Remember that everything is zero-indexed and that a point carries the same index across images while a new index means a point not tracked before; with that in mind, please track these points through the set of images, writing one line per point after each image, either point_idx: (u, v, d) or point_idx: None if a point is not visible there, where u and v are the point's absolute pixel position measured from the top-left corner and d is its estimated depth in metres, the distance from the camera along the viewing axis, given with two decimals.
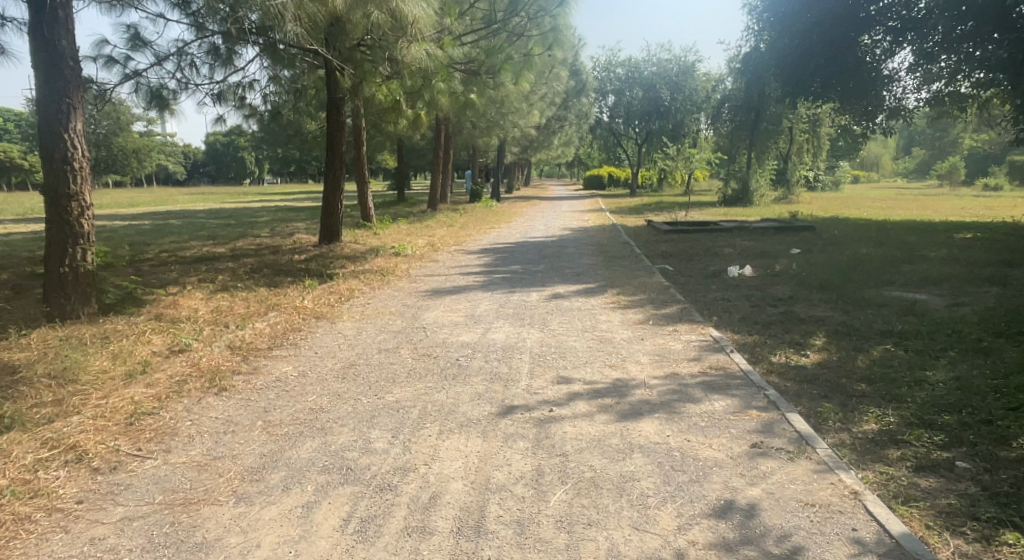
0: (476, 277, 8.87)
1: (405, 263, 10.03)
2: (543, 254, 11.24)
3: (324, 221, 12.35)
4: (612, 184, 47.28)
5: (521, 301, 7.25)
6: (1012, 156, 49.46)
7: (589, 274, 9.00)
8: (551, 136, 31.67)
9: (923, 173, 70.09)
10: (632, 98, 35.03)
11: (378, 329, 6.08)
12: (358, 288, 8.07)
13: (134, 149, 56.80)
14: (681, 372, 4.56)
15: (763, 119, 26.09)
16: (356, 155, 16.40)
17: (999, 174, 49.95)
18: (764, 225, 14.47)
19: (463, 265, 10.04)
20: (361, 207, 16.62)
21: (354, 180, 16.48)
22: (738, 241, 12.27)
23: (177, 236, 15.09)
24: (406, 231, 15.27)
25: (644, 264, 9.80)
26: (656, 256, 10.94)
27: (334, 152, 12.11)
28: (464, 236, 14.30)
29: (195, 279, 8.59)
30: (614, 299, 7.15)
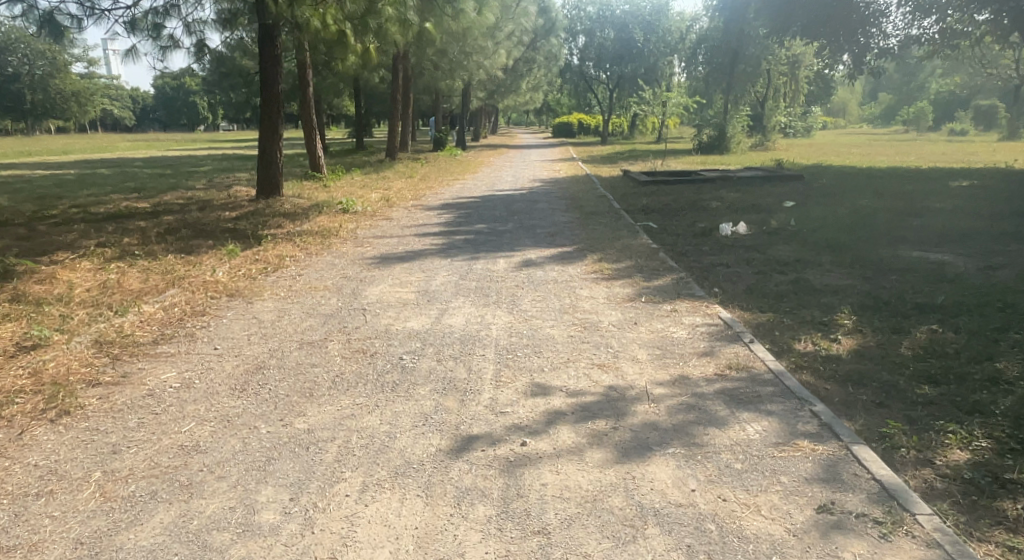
0: (434, 239, 7.65)
1: (353, 222, 8.72)
2: (512, 211, 10.01)
3: (262, 172, 10.84)
4: (582, 132, 45.68)
5: (486, 270, 6.09)
6: (980, 102, 49.41)
7: (565, 234, 7.84)
8: (519, 79, 29.89)
9: (890, 120, 70.19)
10: (604, 39, 33.26)
11: (306, 310, 4.82)
12: (292, 253, 6.71)
13: (73, 92, 53.00)
14: (693, 375, 3.47)
15: (740, 62, 24.65)
16: (302, 97, 14.65)
17: (966, 119, 49.98)
18: (750, 175, 13.43)
19: (421, 224, 8.77)
20: (311, 157, 14.98)
21: (301, 126, 14.79)
22: (725, 193, 11.18)
23: (99, 189, 13.32)
24: (360, 183, 13.78)
25: (626, 222, 8.65)
26: (638, 212, 9.80)
27: (269, 92, 10.48)
28: (424, 189, 12.94)
29: (94, 242, 7.14)
30: (597, 268, 6.02)
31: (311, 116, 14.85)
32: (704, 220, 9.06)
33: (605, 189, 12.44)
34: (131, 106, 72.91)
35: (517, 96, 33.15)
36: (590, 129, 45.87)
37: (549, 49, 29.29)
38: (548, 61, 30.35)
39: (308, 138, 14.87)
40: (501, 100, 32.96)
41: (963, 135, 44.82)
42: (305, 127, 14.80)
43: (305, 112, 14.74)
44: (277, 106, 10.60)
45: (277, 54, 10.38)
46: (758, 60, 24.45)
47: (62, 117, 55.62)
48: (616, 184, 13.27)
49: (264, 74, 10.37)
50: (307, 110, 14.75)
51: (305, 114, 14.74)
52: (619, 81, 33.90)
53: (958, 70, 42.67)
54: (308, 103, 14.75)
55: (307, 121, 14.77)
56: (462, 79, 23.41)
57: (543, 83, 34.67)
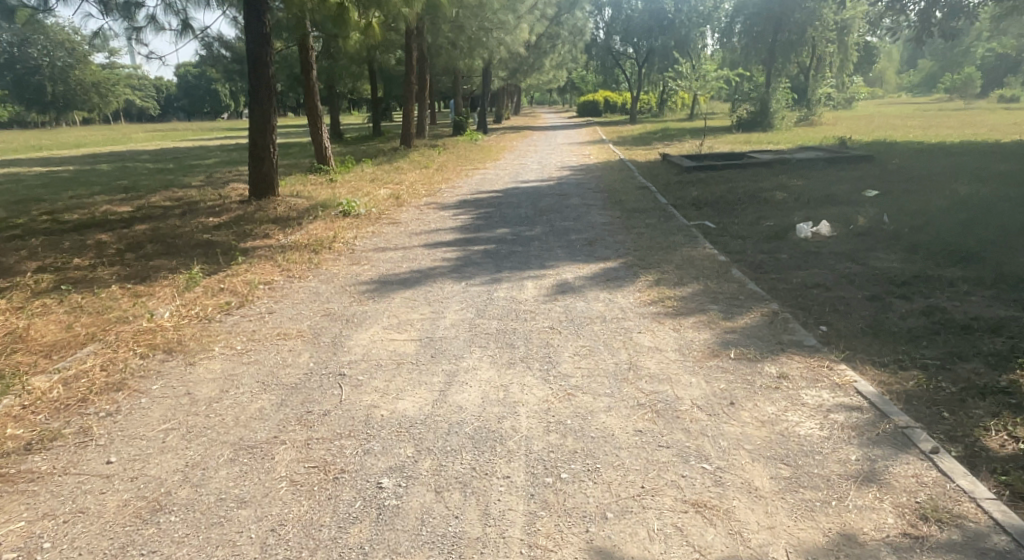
0: (447, 252, 6.30)
1: (353, 228, 7.42)
2: (541, 209, 8.58)
3: (254, 168, 9.54)
4: (608, 110, 43.69)
5: (512, 300, 4.69)
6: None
7: (607, 241, 6.41)
8: (542, 57, 28.18)
9: (932, 88, 66.68)
10: (632, 11, 31.25)
11: (262, 380, 3.45)
12: (268, 278, 5.38)
13: (94, 82, 52.59)
14: (865, 539, 2.03)
15: (784, 29, 22.50)
16: (305, 81, 13.27)
17: (1017, 87, 47.02)
18: (810, 156, 11.77)
19: (433, 231, 7.42)
20: (317, 148, 13.66)
21: (305, 114, 13.45)
22: (789, 179, 9.60)
23: (87, 189, 12.18)
24: (369, 177, 12.46)
25: (678, 222, 7.16)
26: (688, 207, 8.29)
27: (259, 76, 9.12)
28: (439, 182, 11.58)
29: (38, 263, 5.90)
30: (657, 295, 4.58)
31: (316, 101, 13.48)
32: (772, 216, 7.52)
33: (645, 178, 10.91)
34: (154, 94, 72.85)
35: (541, 73, 31.45)
36: (616, 107, 43.88)
37: (575, 23, 27.53)
38: (574, 35, 28.55)
39: (313, 127, 13.52)
40: (523, 79, 31.31)
41: (1015, 104, 42.06)
42: (310, 114, 13.45)
43: (308, 98, 13.37)
44: (270, 93, 9.25)
45: (267, 31, 9.01)
46: (804, 26, 22.27)
47: (85, 108, 55.50)
48: (657, 171, 11.73)
49: (253, 55, 9.01)
50: (310, 95, 13.37)
51: (308, 100, 13.37)
52: (649, 54, 31.90)
53: (1010, 35, 39.89)
54: (312, 87, 13.38)
55: (312, 107, 13.41)
56: (481, 58, 21.87)
57: (567, 59, 32.90)
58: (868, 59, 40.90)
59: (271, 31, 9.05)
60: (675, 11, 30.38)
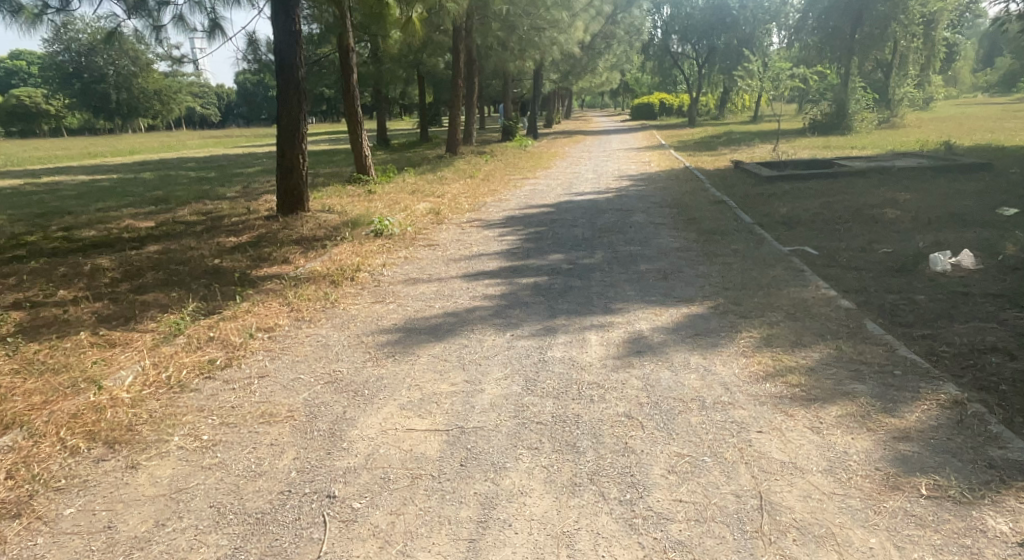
0: (489, 289, 5.25)
1: (383, 254, 6.47)
2: (600, 229, 7.41)
3: (281, 181, 8.68)
4: (663, 113, 42.00)
5: (571, 367, 3.53)
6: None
7: (686, 275, 5.19)
8: (596, 58, 26.94)
9: (1013, 88, 62.31)
10: (692, 9, 29.68)
11: (216, 504, 2.40)
12: (270, 322, 4.40)
13: (157, 90, 53.92)
14: None
15: (863, 23, 20.70)
16: (345, 85, 12.48)
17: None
18: (911, 163, 10.20)
19: (476, 257, 6.34)
20: (357, 156, 12.85)
21: (345, 120, 12.65)
22: (896, 193, 8.12)
23: (118, 200, 11.68)
24: (410, 189, 11.58)
25: (772, 249, 5.87)
26: (778, 228, 6.97)
27: (288, 80, 8.28)
28: (484, 195, 10.55)
29: (16, 297, 5.12)
30: (773, 364, 3.35)
31: (356, 106, 12.68)
32: (889, 242, 6.12)
33: (717, 189, 9.63)
34: (214, 102, 75.03)
35: (594, 76, 30.20)
36: (672, 109, 42.16)
37: (631, 22, 26.12)
38: (631, 34, 27.18)
39: (353, 134, 12.71)
40: (576, 82, 30.05)
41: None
42: (350, 120, 12.65)
43: (348, 102, 12.57)
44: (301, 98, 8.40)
45: (297, 29, 8.17)
46: (886, 20, 20.42)
47: (149, 115, 57.28)
48: (729, 181, 10.38)
49: (282, 56, 8.19)
50: (350, 99, 12.57)
51: (348, 105, 12.56)
52: (709, 54, 30.31)
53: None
54: (352, 91, 12.58)
55: (351, 112, 12.59)
56: (533, 59, 20.81)
57: (622, 60, 31.54)
58: (948, 58, 38.02)
59: (302, 30, 8.21)
60: (738, 8, 28.68)
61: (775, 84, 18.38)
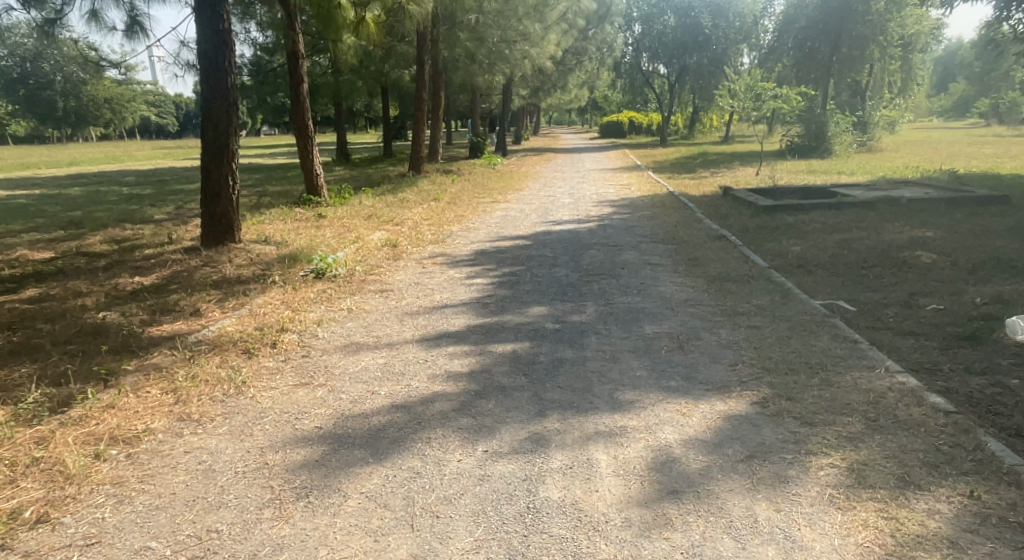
0: (452, 361, 4.02)
1: (322, 304, 5.19)
2: (586, 272, 6.25)
3: (206, 207, 7.30)
4: (633, 131, 41.59)
5: (576, 527, 2.30)
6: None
7: (705, 346, 4.04)
8: (567, 74, 26.14)
9: (965, 114, 64.33)
10: (664, 27, 29.16)
11: None
12: (135, 429, 3.09)
13: (107, 99, 51.27)
14: None
15: (842, 44, 20.30)
16: (294, 96, 11.17)
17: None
18: (917, 192, 9.38)
19: (438, 311, 5.12)
20: (307, 175, 11.52)
21: (294, 134, 11.33)
22: (916, 230, 7.20)
23: (24, 223, 10.10)
24: (366, 213, 10.31)
25: (802, 304, 4.79)
26: (796, 273, 5.93)
27: (212, 88, 6.98)
28: (450, 222, 9.33)
29: None
30: (887, 532, 2.17)
31: (307, 119, 11.38)
32: (936, 296, 5.11)
33: (710, 221, 8.63)
34: (173, 114, 72.67)
35: (565, 92, 29.45)
36: (641, 128, 41.77)
37: (603, 38, 25.39)
38: (602, 50, 26.49)
39: (303, 150, 11.39)
40: (546, 98, 29.21)
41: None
42: (299, 135, 11.33)
43: (297, 115, 11.26)
44: (231, 108, 7.10)
45: (225, 27, 6.91)
46: (865, 41, 20.03)
47: (99, 124, 54.45)
48: (721, 210, 9.40)
49: (207, 58, 6.89)
50: (300, 112, 11.26)
51: (298, 118, 11.26)
52: (681, 73, 29.83)
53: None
54: (302, 102, 11.28)
55: (301, 126, 11.28)
56: (502, 73, 19.81)
57: (592, 77, 30.86)
58: None
59: (227, 28, 6.93)
60: (711, 27, 28.31)
61: (756, 106, 17.73)
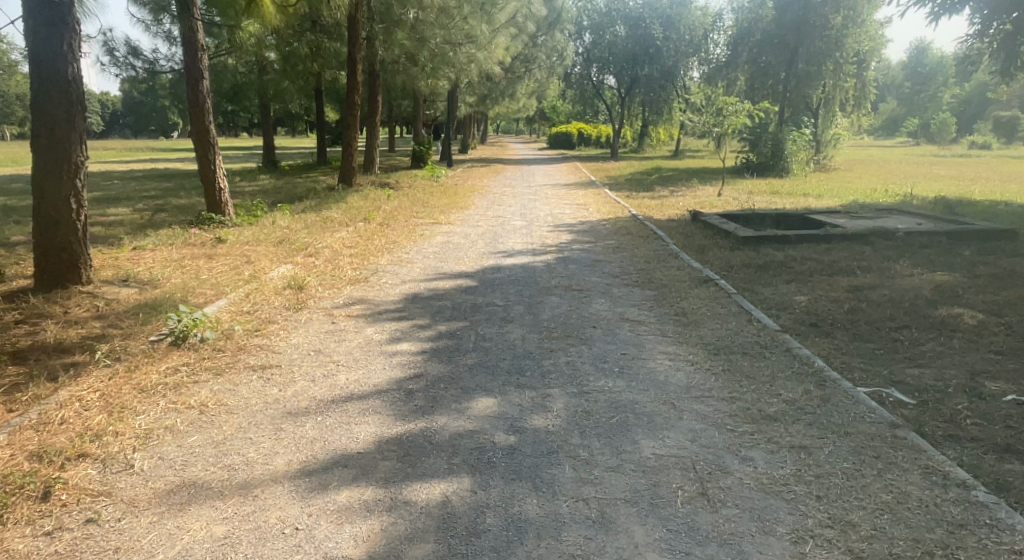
0: (345, 524, 2.49)
1: (165, 396, 3.54)
2: (546, 333, 4.80)
3: (37, 238, 5.43)
4: (582, 143, 40.84)
5: None
6: (1001, 113, 47.12)
7: (742, 495, 2.60)
8: (515, 82, 24.84)
9: (894, 133, 67.16)
10: (614, 37, 28.36)
11: None
12: None
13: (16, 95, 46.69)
14: None
15: (799, 59, 19.91)
16: (191, 95, 9.33)
17: (987, 132, 47.48)
18: (907, 223, 8.45)
19: (336, 409, 3.49)
20: (207, 189, 9.66)
21: (191, 141, 9.49)
22: (933, 277, 6.09)
23: None
24: (279, 238, 8.60)
25: (850, 401, 3.44)
26: (811, 339, 4.67)
27: (41, 79, 5.20)
28: (378, 251, 7.75)
29: None
30: None
31: (208, 123, 9.54)
32: (1005, 379, 3.91)
33: (686, 255, 7.37)
34: (98, 112, 67.89)
35: (513, 101, 28.24)
36: (590, 140, 41.09)
37: (554, 46, 24.26)
38: (553, 58, 25.30)
39: (203, 160, 9.55)
40: (493, 106, 27.95)
41: (988, 151, 41.70)
42: (198, 142, 9.49)
43: (195, 117, 9.42)
44: (73, 106, 5.34)
45: None
46: (822, 57, 19.68)
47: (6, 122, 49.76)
48: (696, 241, 8.19)
49: (35, 38, 5.15)
50: (198, 114, 9.42)
51: (195, 121, 9.41)
52: (632, 85, 29.09)
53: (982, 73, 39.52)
54: (202, 103, 9.45)
55: (200, 131, 9.45)
56: (447, 78, 18.30)
57: (541, 87, 29.82)
58: None
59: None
60: (663, 39, 27.76)
61: (718, 121, 16.64)
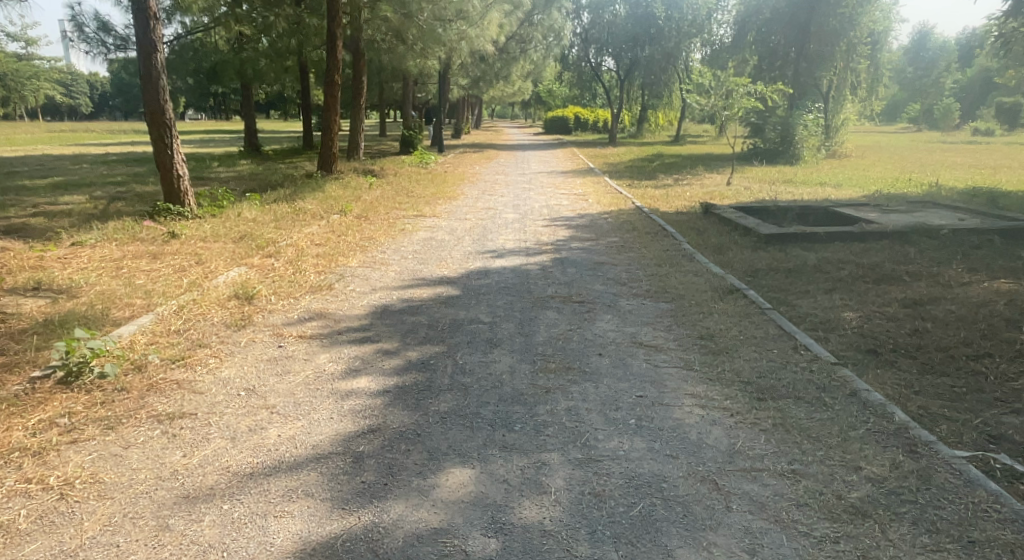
0: None
1: (19, 472, 2.57)
2: (541, 364, 3.86)
3: None
4: (579, 128, 39.76)
5: None
6: (1004, 98, 46.31)
7: None
8: (511, 63, 23.72)
9: (895, 118, 66.26)
10: (614, 17, 27.22)
11: None
12: None
13: None
14: None
15: (810, 38, 19.00)
16: (143, 70, 8.23)
17: (990, 117, 46.70)
18: (948, 219, 7.54)
19: (251, 488, 2.53)
20: (163, 176, 8.57)
21: (145, 122, 8.39)
22: (997, 287, 5.19)
23: None
24: (240, 233, 7.60)
25: (963, 483, 2.50)
26: (874, 375, 3.74)
27: None
28: (349, 250, 6.78)
29: None
30: None
31: (163, 102, 8.44)
32: None
33: (702, 257, 6.43)
34: (86, 94, 66.27)
35: (508, 83, 27.13)
36: (587, 124, 40.02)
37: (551, 25, 22.92)
38: (550, 39, 24.15)
39: (158, 144, 8.46)
40: (488, 88, 26.83)
41: (992, 136, 40.92)
42: (152, 123, 8.39)
43: (148, 96, 8.32)
44: None
45: None
46: (835, 36, 18.73)
47: None
48: (711, 239, 7.25)
49: None
50: (152, 92, 8.32)
51: (149, 100, 8.31)
52: (631, 67, 27.94)
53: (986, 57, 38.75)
54: (157, 79, 8.35)
55: (154, 111, 8.35)
56: (437, 58, 17.21)
57: (537, 69, 28.71)
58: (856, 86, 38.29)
59: None
60: (665, 19, 26.58)
61: (727, 104, 15.59)
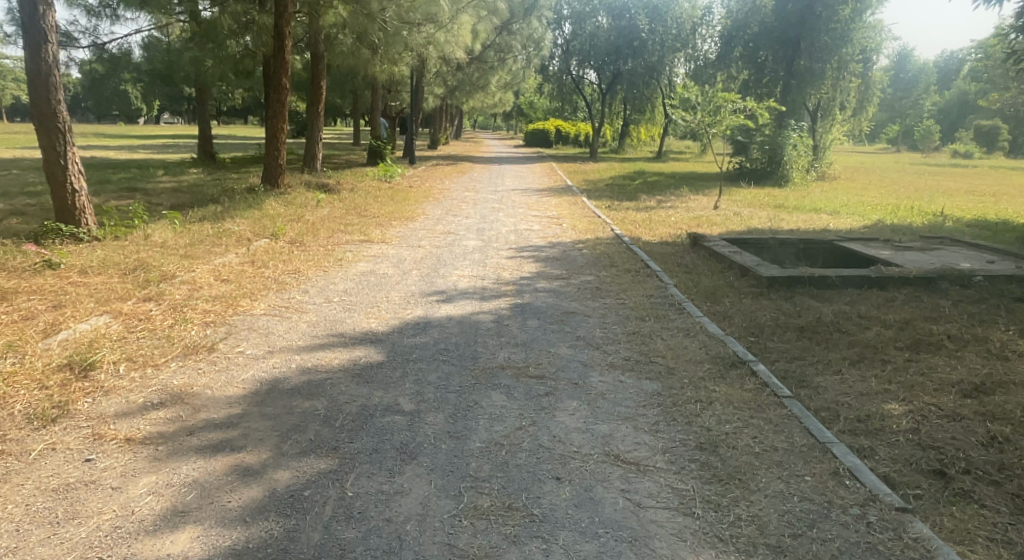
0: None
1: None
2: (469, 500, 2.60)
3: None
4: (559, 141, 38.78)
5: None
6: (982, 121, 46.46)
7: None
8: (488, 73, 22.60)
9: (875, 137, 66.55)
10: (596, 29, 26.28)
11: None
12: None
13: None
14: None
15: (800, 55, 18.16)
16: (30, 65, 6.88)
17: (968, 139, 46.81)
18: (977, 262, 6.47)
19: None
20: (55, 191, 7.23)
21: (32, 126, 7.03)
22: None
23: None
24: (135, 262, 6.23)
25: None
26: (958, 524, 2.53)
27: None
28: (260, 291, 5.47)
29: None
30: None
31: (55, 103, 7.09)
32: None
33: (693, 308, 5.24)
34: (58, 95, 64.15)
35: (486, 94, 26.01)
36: (569, 138, 39.07)
37: (529, 34, 21.70)
38: (529, 49, 23.06)
39: (48, 153, 7.11)
40: (465, 99, 25.69)
41: (971, 159, 40.93)
42: (40, 127, 7.04)
43: (36, 95, 6.96)
44: None
45: None
46: (826, 54, 17.90)
47: None
48: (704, 282, 6.06)
49: None
50: (41, 91, 6.97)
51: (37, 100, 6.96)
52: (614, 81, 27.00)
53: (968, 79, 38.72)
54: (48, 75, 7.00)
55: (43, 114, 7.00)
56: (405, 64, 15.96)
57: (517, 80, 27.64)
58: None
59: None
60: (649, 32, 25.71)
61: (714, 120, 14.57)
